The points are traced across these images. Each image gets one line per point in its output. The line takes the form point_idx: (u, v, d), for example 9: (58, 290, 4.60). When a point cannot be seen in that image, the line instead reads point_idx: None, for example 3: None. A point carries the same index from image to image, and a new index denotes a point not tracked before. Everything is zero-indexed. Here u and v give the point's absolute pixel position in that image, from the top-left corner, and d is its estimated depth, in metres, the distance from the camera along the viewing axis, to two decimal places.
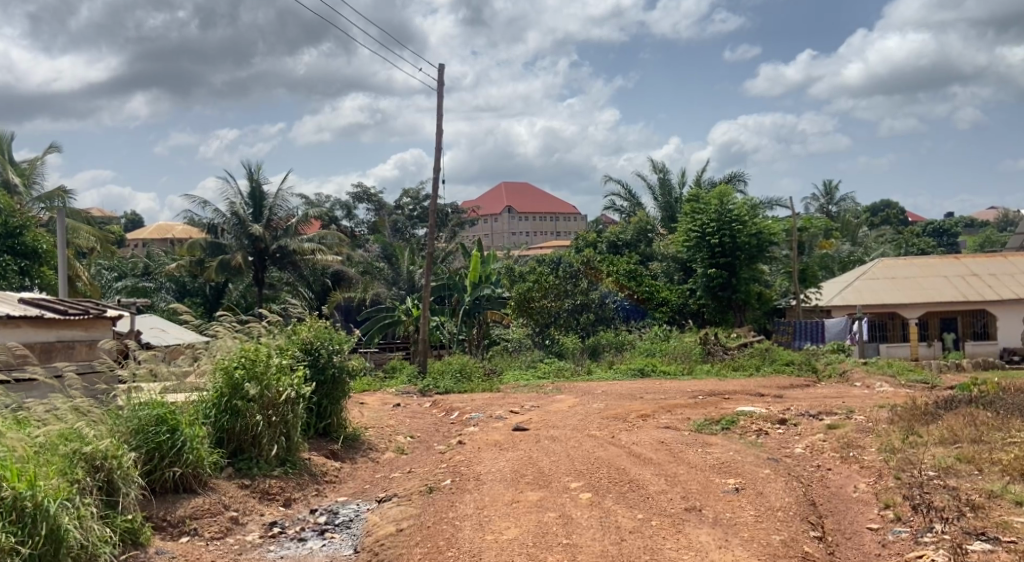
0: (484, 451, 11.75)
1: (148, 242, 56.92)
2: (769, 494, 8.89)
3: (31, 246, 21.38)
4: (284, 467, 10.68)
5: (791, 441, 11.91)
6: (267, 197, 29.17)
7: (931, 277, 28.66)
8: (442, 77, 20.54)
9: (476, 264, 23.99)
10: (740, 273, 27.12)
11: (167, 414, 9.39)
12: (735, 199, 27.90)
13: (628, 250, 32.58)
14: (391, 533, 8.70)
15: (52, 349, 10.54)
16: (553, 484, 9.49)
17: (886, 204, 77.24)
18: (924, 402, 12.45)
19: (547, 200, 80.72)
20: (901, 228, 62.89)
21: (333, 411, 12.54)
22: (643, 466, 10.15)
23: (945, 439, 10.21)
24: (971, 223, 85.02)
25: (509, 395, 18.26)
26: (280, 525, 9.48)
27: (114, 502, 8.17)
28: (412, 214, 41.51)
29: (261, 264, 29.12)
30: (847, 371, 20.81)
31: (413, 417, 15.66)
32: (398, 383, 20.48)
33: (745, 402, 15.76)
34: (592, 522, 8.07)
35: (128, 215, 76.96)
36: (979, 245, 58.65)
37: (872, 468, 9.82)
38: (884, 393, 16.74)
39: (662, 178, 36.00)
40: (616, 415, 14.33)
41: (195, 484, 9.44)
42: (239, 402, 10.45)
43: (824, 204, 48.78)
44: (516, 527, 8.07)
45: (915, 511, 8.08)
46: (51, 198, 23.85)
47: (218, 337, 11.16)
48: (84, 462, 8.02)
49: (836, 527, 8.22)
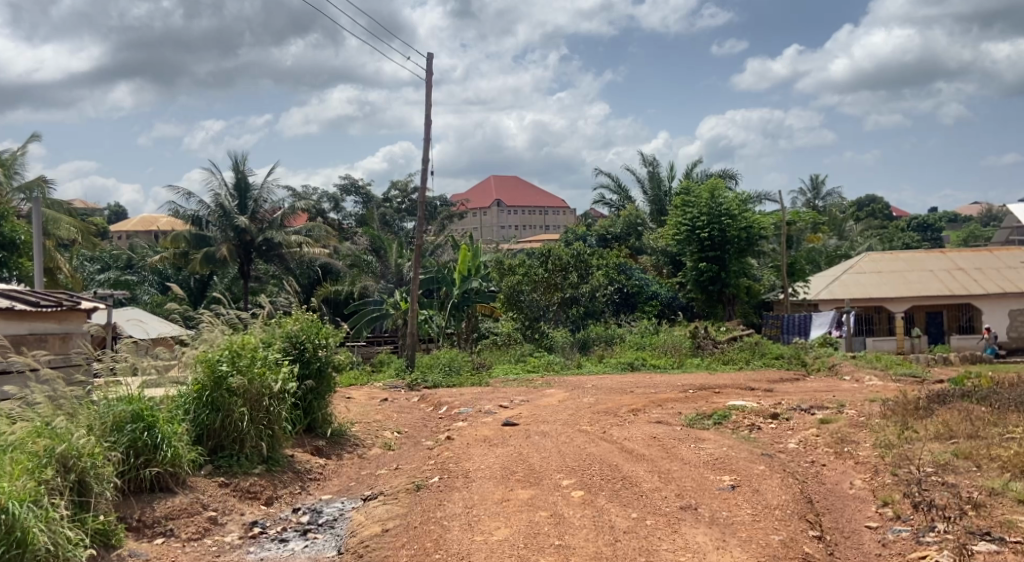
0: (473, 447, 11.52)
1: (133, 233, 56.52)
2: (765, 491, 8.70)
3: (10, 237, 21.05)
4: (266, 464, 10.46)
5: (784, 436, 11.73)
6: (253, 188, 28.77)
7: (919, 270, 28.63)
8: (431, 66, 20.20)
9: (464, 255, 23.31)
10: (729, 266, 26.95)
11: (144, 410, 9.12)
12: (726, 192, 27.65)
13: (618, 243, 32.46)
14: (377, 533, 8.46)
15: (24, 340, 10.26)
16: (544, 481, 9.28)
17: (873, 198, 77.54)
18: (918, 396, 12.28)
19: (536, 193, 80.63)
20: (888, 222, 62.94)
21: (318, 406, 12.26)
22: (636, 463, 9.93)
23: (942, 433, 10.04)
24: (957, 218, 85.25)
25: (499, 389, 18.04)
26: (260, 525, 9.24)
27: (85, 503, 7.94)
28: (401, 207, 41.12)
29: (247, 257, 28.79)
30: (837, 364, 20.71)
31: (402, 411, 15.42)
32: (386, 377, 20.25)
33: (736, 395, 15.61)
34: (585, 521, 7.86)
35: (113, 207, 76.60)
36: (964, 239, 59.02)
37: (869, 464, 9.64)
38: (875, 387, 16.61)
39: (651, 171, 35.90)
40: (607, 410, 14.13)
41: (172, 484, 9.19)
42: (221, 396, 10.20)
43: (812, 199, 48.88)
44: (506, 527, 7.84)
45: (915, 510, 7.92)
46: (31, 187, 23.73)
47: (203, 329, 10.89)
48: (55, 461, 7.79)
49: (834, 525, 8.04)
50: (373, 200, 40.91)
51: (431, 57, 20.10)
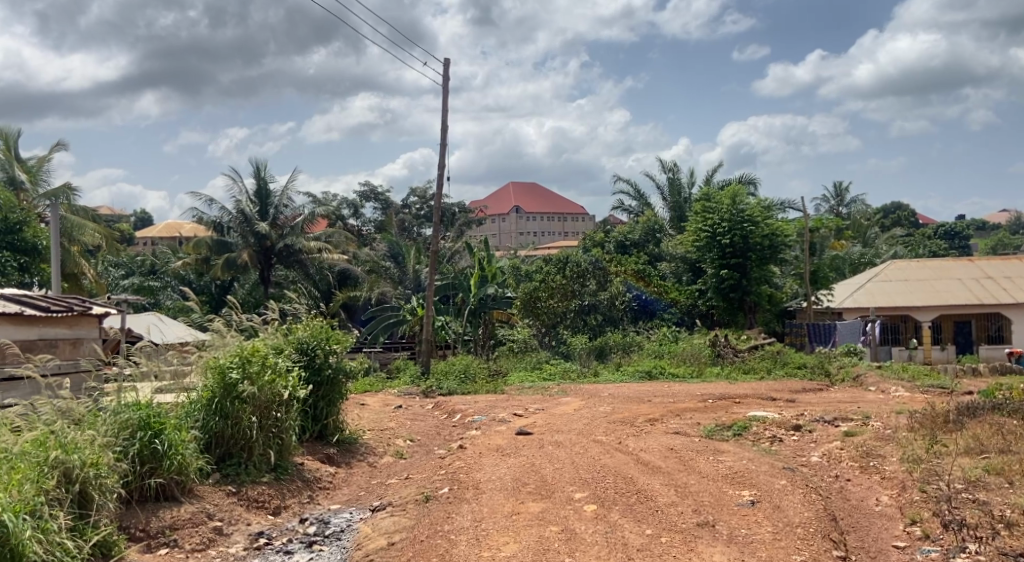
0: (486, 457, 11.25)
1: (157, 240, 56.77)
2: (787, 507, 8.36)
3: (31, 242, 20.98)
4: (275, 473, 10.21)
5: (807, 449, 11.36)
6: (273, 195, 28.69)
7: (945, 279, 28.04)
8: (448, 72, 19.99)
9: (476, 276, 23.61)
10: (751, 274, 26.49)
11: (152, 417, 8.90)
12: (748, 200, 27.29)
13: (636, 249, 31.96)
14: (383, 546, 8.20)
15: (34, 346, 10.14)
16: (556, 494, 8.98)
17: (896, 206, 76.65)
18: (946, 408, 11.83)
19: (557, 201, 80.50)
20: (913, 230, 61.97)
21: (329, 413, 12.01)
22: (651, 476, 9.63)
23: (971, 448, 9.65)
24: (983, 226, 84.39)
25: (514, 398, 17.71)
26: (266, 536, 9.01)
27: (85, 515, 7.78)
28: (419, 214, 41.13)
29: (267, 263, 28.75)
30: (861, 375, 20.16)
31: (415, 419, 15.18)
32: (401, 384, 19.98)
33: (757, 406, 15.23)
34: (597, 537, 7.56)
35: (138, 214, 77.27)
36: (992, 247, 58.21)
37: (895, 479, 9.26)
38: (901, 398, 16.18)
39: (671, 177, 35.55)
40: (624, 420, 13.80)
41: (178, 493, 8.96)
42: (231, 404, 9.93)
43: (835, 206, 48.40)
44: (514, 543, 7.54)
45: (945, 529, 7.60)
46: (57, 194, 23.74)
47: (213, 335, 10.63)
48: (57, 471, 7.64)
49: (859, 545, 7.68)
50: (392, 206, 40.78)
51: (448, 63, 19.87)
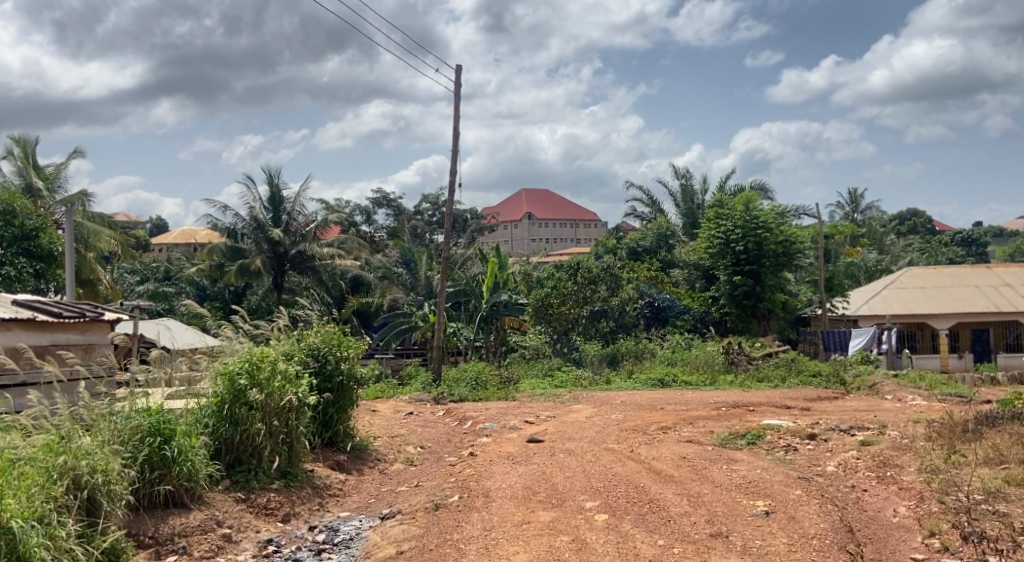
0: (496, 465, 11.16)
1: (171, 247, 56.95)
2: (802, 518, 8.22)
3: (47, 248, 21.02)
4: (284, 480, 10.12)
5: (822, 458, 11.20)
6: (286, 201, 28.62)
7: (962, 286, 27.78)
8: (460, 79, 19.93)
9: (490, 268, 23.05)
10: (764, 281, 26.37)
11: (162, 423, 8.84)
12: (761, 206, 27.13)
13: (648, 256, 31.79)
14: (392, 555, 8.09)
15: (47, 351, 10.05)
16: (566, 503, 8.87)
17: (913, 211, 76.16)
18: (964, 417, 11.67)
19: (570, 207, 80.47)
20: (930, 236, 61.56)
21: (339, 419, 11.90)
22: (664, 485, 9.50)
23: (991, 458, 9.48)
24: (1000, 233, 83.72)
25: (525, 404, 17.61)
26: (275, 544, 8.93)
27: (94, 522, 7.71)
28: (431, 220, 41.20)
29: (280, 269, 28.74)
30: (878, 384, 19.89)
31: (426, 426, 15.11)
32: (412, 390, 19.88)
33: (771, 414, 15.08)
34: (608, 548, 7.44)
35: (154, 220, 77.67)
36: (1010, 254, 57.71)
37: (914, 489, 9.09)
38: (918, 407, 15.97)
39: (684, 183, 35.39)
40: (636, 427, 13.70)
41: (188, 499, 8.90)
42: (240, 410, 9.86)
43: (850, 212, 48.12)
44: (524, 553, 7.44)
45: (965, 541, 7.45)
46: (73, 201, 23.86)
47: (224, 342, 10.58)
48: (65, 476, 7.59)
49: (878, 557, 7.49)
50: (405, 212, 40.68)
51: (461, 71, 19.84)
